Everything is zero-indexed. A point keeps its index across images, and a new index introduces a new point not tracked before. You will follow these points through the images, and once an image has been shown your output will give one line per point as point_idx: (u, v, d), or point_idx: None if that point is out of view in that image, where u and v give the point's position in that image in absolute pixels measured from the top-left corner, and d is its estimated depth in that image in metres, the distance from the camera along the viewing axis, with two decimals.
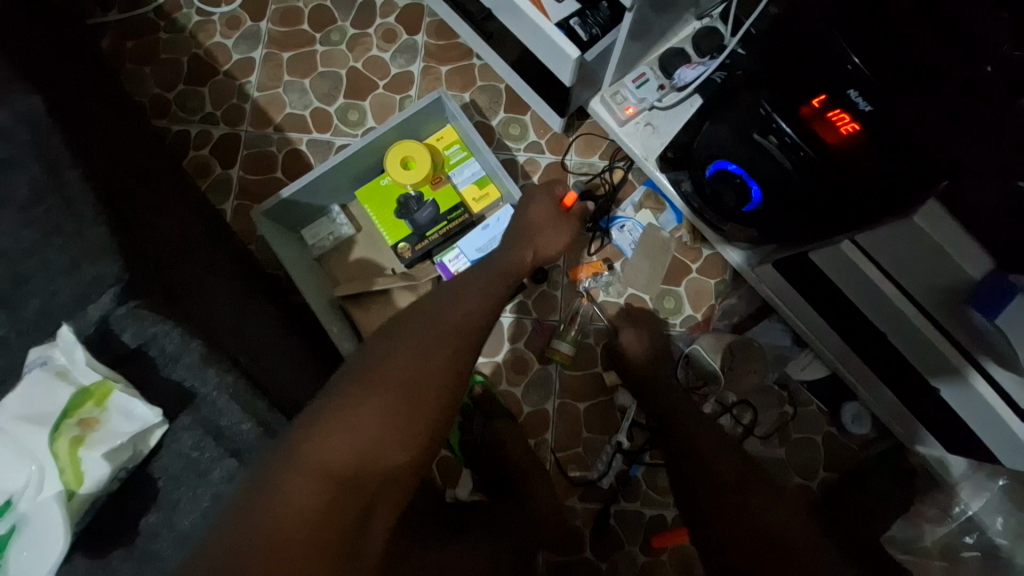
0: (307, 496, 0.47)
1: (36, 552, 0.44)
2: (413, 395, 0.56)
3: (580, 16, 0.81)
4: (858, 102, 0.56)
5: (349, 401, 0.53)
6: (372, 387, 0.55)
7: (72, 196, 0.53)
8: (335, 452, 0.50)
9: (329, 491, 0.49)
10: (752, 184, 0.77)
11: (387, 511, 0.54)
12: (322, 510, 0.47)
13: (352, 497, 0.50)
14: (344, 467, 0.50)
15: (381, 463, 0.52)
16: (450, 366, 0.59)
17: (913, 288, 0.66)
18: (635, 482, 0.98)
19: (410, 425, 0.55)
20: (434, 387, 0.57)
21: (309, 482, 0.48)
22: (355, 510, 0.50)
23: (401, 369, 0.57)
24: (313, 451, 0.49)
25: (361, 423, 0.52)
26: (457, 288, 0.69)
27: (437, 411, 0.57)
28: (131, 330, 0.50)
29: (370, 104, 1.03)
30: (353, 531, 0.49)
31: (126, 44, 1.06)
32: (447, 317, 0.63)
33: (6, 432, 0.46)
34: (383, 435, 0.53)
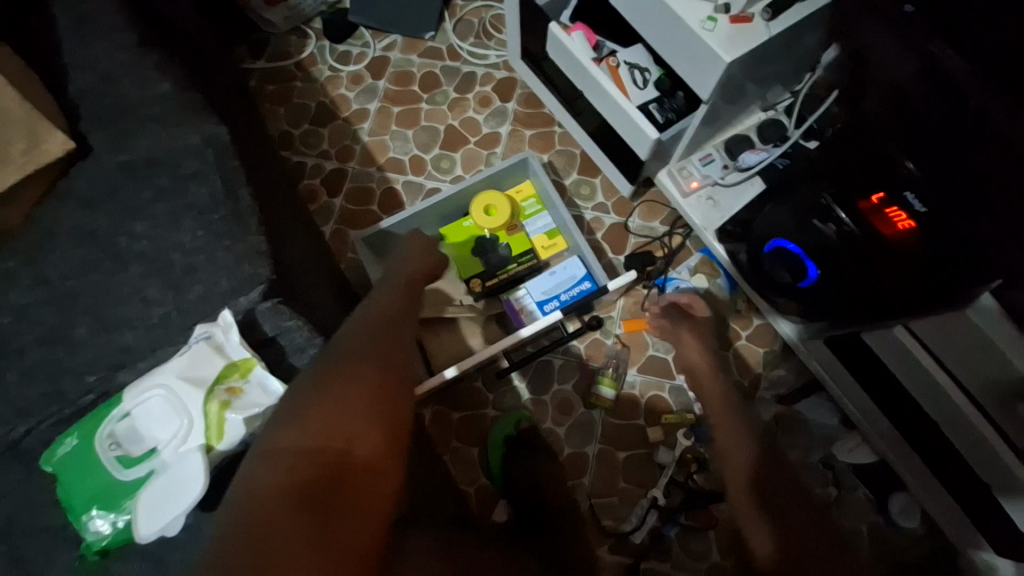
0: (273, 479, 0.51)
1: (174, 490, 0.56)
2: (357, 373, 0.60)
3: (658, 102, 0.93)
4: (913, 203, 0.64)
5: (305, 396, 0.57)
6: (315, 380, 0.59)
7: (239, 208, 0.67)
8: (297, 437, 0.54)
9: (295, 470, 0.52)
10: (809, 262, 0.82)
11: (370, 479, 0.55)
12: (299, 490, 0.51)
13: (328, 473, 0.53)
14: (301, 451, 0.53)
15: (350, 442, 0.55)
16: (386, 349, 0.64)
17: (967, 381, 0.67)
18: (668, 542, 0.98)
19: (361, 401, 0.58)
20: (372, 363, 0.61)
21: (273, 465, 0.52)
22: (328, 487, 0.52)
23: (344, 361, 0.61)
24: (273, 441, 0.54)
25: (308, 411, 0.56)
26: None
27: (386, 382, 0.61)
28: (271, 322, 0.63)
29: (460, 156, 1.18)
30: (330, 500, 0.51)
31: (267, 87, 1.28)
32: (376, 318, 0.69)
33: (169, 389, 0.58)
34: (338, 415, 0.56)
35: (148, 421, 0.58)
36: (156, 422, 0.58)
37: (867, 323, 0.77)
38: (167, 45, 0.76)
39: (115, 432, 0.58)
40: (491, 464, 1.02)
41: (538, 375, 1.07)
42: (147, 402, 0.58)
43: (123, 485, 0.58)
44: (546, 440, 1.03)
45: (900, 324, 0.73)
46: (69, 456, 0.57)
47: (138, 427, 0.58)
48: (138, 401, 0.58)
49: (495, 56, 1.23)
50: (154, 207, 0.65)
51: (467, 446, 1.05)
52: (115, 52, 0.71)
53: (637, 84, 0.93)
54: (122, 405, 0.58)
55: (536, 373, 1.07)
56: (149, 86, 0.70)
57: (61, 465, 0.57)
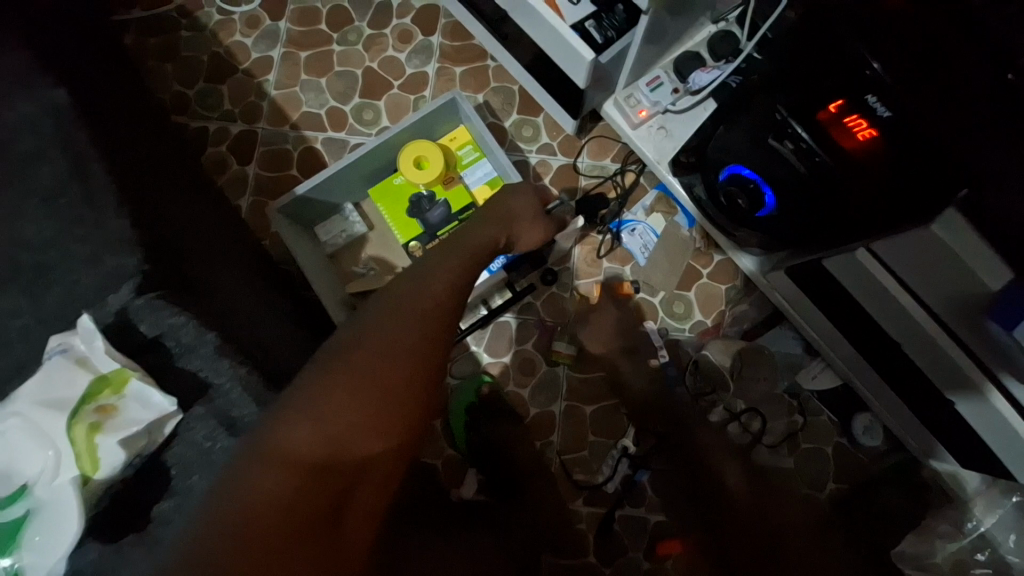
0: (275, 483, 0.44)
1: (49, 537, 0.45)
2: (387, 377, 0.53)
3: (595, 18, 0.81)
4: (876, 108, 0.56)
5: (317, 389, 0.50)
6: (338, 372, 0.51)
7: (93, 188, 0.55)
8: (301, 439, 0.47)
9: (302, 479, 0.46)
10: (766, 189, 0.76)
11: (370, 494, 0.51)
12: (290, 502, 0.44)
13: (324, 484, 0.47)
14: (312, 457, 0.47)
15: (354, 451, 0.50)
16: (416, 343, 0.56)
17: (932, 301, 0.64)
18: (641, 488, 0.96)
19: (380, 411, 0.52)
20: (406, 368, 0.54)
21: (277, 471, 0.45)
22: (329, 500, 0.47)
23: (366, 352, 0.54)
24: (281, 440, 0.46)
25: (329, 413, 0.49)
26: (433, 272, 0.64)
27: (414, 391, 0.54)
28: (148, 320, 0.51)
29: (384, 104, 1.04)
30: (321, 514, 0.46)
31: (147, 41, 1.09)
32: (424, 303, 0.60)
33: (24, 418, 0.47)
34: (353, 422, 0.50)
35: (2, 459, 0.46)
36: (13, 458, 0.46)
37: (831, 249, 0.72)
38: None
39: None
40: (455, 435, 0.97)
41: (496, 338, 1.00)
42: (2, 435, 0.47)
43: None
44: (511, 404, 0.98)
45: (862, 247, 0.67)
46: None
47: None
48: None
49: None
50: None
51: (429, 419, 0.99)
52: None
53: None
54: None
55: (493, 336, 1.00)
56: None
57: None
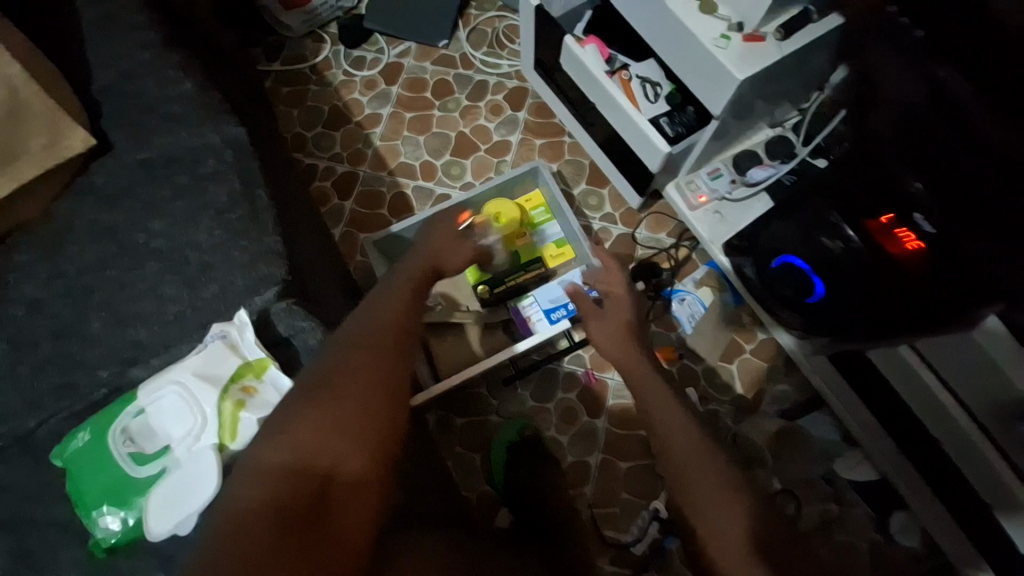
0: (252, 490, 0.51)
1: (185, 491, 0.56)
2: (341, 392, 0.59)
3: (668, 116, 0.94)
4: (922, 224, 0.65)
5: (285, 414, 0.57)
6: (292, 395, 0.58)
7: (257, 210, 0.68)
8: (274, 454, 0.54)
9: (276, 487, 0.52)
10: (815, 279, 0.83)
11: (354, 494, 0.55)
12: (269, 506, 0.51)
13: (301, 488, 0.53)
14: (280, 468, 0.53)
15: (327, 454, 0.55)
16: (369, 356, 0.63)
17: (976, 409, 0.68)
18: (669, 555, 0.97)
19: (341, 421, 0.57)
20: (361, 378, 0.60)
21: (252, 481, 0.52)
22: (308, 503, 0.52)
23: (324, 374, 0.60)
24: (254, 454, 0.54)
25: (292, 429, 0.56)
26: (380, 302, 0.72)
27: (373, 401, 0.59)
28: (284, 323, 0.64)
29: (470, 163, 1.19)
30: (302, 514, 0.51)
31: (281, 89, 1.29)
32: (371, 327, 0.67)
33: (184, 388, 0.59)
34: (314, 437, 0.56)
35: (162, 419, 0.58)
36: (171, 419, 0.58)
37: (874, 343, 0.78)
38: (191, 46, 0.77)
39: (128, 428, 0.58)
40: (493, 472, 1.01)
41: (543, 383, 1.07)
42: (160, 399, 0.58)
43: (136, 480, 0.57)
44: (549, 448, 1.03)
45: (906, 345, 0.73)
46: (83, 449, 0.58)
47: (151, 424, 0.58)
48: (153, 399, 0.58)
49: (508, 66, 1.25)
50: (174, 205, 0.66)
51: (469, 452, 1.04)
52: (139, 52, 0.72)
53: (648, 98, 0.95)
54: (137, 401, 0.58)
55: (540, 382, 1.07)
56: (172, 86, 0.72)
57: (74, 458, 0.58)
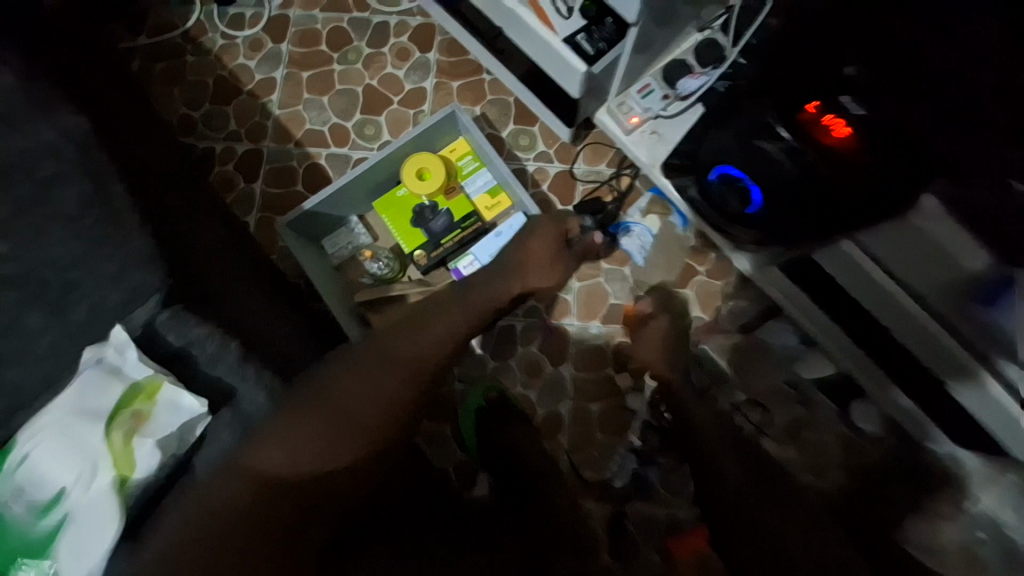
0: (237, 492, 0.50)
1: (90, 535, 0.49)
2: (353, 419, 0.60)
3: (586, 31, 0.84)
4: (851, 107, 0.59)
5: (285, 416, 0.55)
6: (300, 400, 0.57)
7: (116, 209, 0.57)
8: (267, 457, 0.52)
9: (260, 498, 0.50)
10: (753, 187, 0.80)
11: (329, 508, 0.55)
12: (248, 512, 0.49)
13: (284, 495, 0.52)
14: (278, 474, 0.52)
15: (317, 465, 0.55)
16: (386, 385, 0.64)
17: (922, 288, 0.66)
18: (651, 485, 0.96)
19: (346, 436, 0.58)
20: (374, 412, 0.62)
21: (245, 486, 0.50)
22: (290, 509, 0.52)
23: (336, 391, 0.61)
24: (251, 458, 0.51)
25: (297, 434, 0.54)
26: (425, 326, 0.74)
27: (371, 423, 0.61)
28: (175, 332, 0.55)
29: (385, 119, 1.08)
30: (281, 522, 0.50)
31: (153, 66, 1.12)
32: (391, 347, 0.68)
33: (63, 426, 0.51)
34: (319, 444, 0.56)
35: (43, 465, 0.50)
36: (54, 464, 0.50)
37: (821, 242, 0.76)
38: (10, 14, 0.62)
39: (11, 482, 0.50)
40: (467, 439, 0.99)
41: (501, 340, 1.03)
42: (40, 441, 0.50)
43: (35, 541, 0.49)
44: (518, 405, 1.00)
45: (848, 241, 0.71)
46: None
47: (34, 471, 0.50)
48: (31, 443, 0.50)
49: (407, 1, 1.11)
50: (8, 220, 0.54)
51: (437, 424, 1.02)
52: None
53: (560, 14, 0.84)
54: (14, 449, 0.50)
55: (499, 338, 1.03)
56: None
57: None
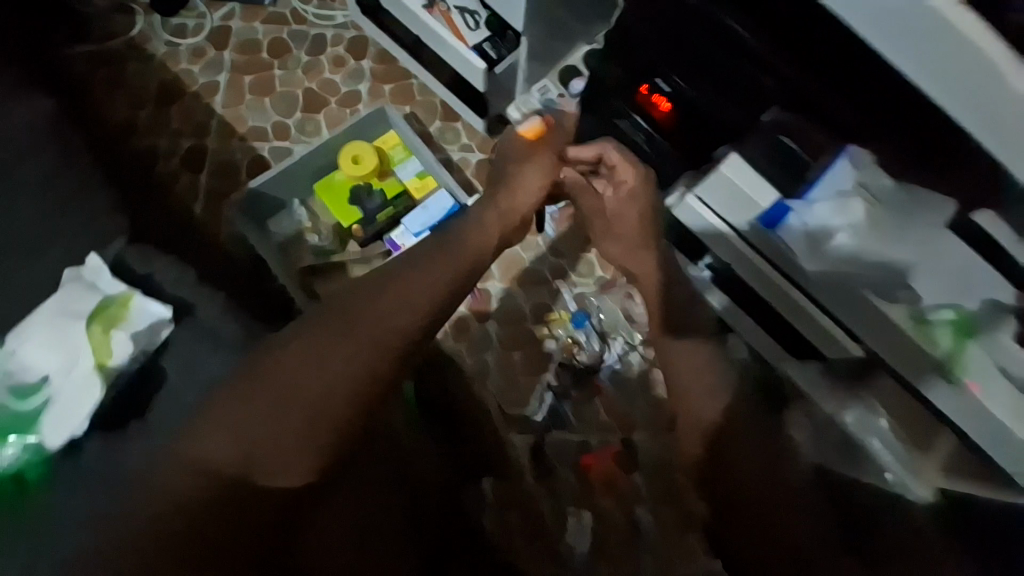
0: (188, 483, 0.54)
1: (73, 408, 0.58)
2: (302, 421, 0.56)
3: (491, 41, 1.04)
4: (662, 86, 0.85)
5: (237, 412, 0.56)
6: (260, 392, 0.57)
7: (84, 171, 0.68)
8: (216, 452, 0.55)
9: (206, 493, 0.54)
10: (623, 159, 0.99)
11: (273, 515, 0.56)
12: (197, 499, 0.54)
13: (229, 490, 0.54)
14: (224, 469, 0.54)
15: (264, 468, 0.55)
16: (339, 390, 0.58)
17: (740, 226, 0.79)
18: (565, 417, 1.13)
19: (291, 440, 0.56)
20: (339, 413, 0.57)
21: (194, 477, 0.54)
22: (234, 505, 0.54)
23: (287, 389, 0.57)
24: (200, 452, 0.55)
25: (246, 433, 0.55)
26: (394, 314, 0.65)
27: (320, 427, 0.57)
28: (137, 265, 0.66)
29: (323, 118, 1.22)
30: (223, 516, 0.54)
31: (96, 71, 1.20)
32: (356, 346, 0.61)
33: (51, 323, 0.60)
34: (268, 444, 0.55)
35: (32, 353, 0.59)
36: (42, 352, 0.59)
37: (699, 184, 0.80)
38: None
39: (5, 367, 0.59)
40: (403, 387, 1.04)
41: None
42: (29, 335, 0.60)
43: (21, 416, 0.58)
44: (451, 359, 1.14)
45: (692, 194, 0.81)
46: None
47: (24, 359, 0.59)
48: (23, 336, 0.60)
49: (341, 16, 1.26)
50: None
51: None
52: None
53: (469, 27, 1.04)
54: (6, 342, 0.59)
55: None
56: None
57: None
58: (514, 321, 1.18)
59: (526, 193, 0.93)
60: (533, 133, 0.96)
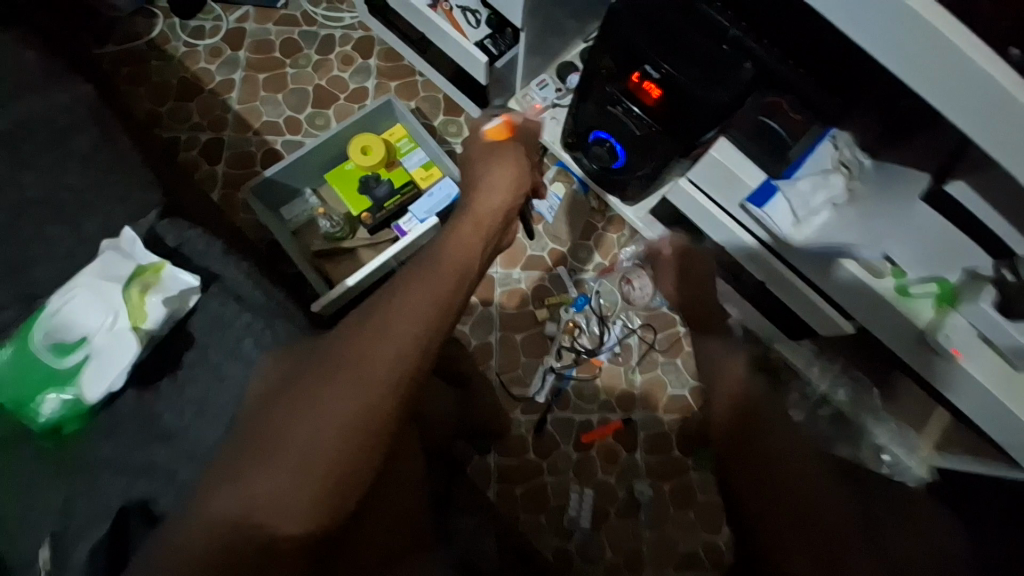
0: (196, 543, 0.49)
1: (112, 366, 0.61)
2: (312, 459, 0.51)
3: (491, 37, 1.11)
4: (651, 71, 0.85)
5: (242, 461, 0.51)
6: (262, 433, 0.52)
7: (118, 150, 0.73)
8: (222, 506, 0.50)
9: (215, 551, 0.49)
10: (618, 145, 1.04)
11: (291, 566, 0.51)
12: (207, 562, 0.49)
13: (240, 548, 0.49)
14: (234, 523, 0.50)
15: (273, 518, 0.49)
16: (347, 416, 0.52)
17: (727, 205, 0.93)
18: (565, 395, 1.17)
19: (301, 484, 0.50)
20: (332, 462, 0.51)
21: (201, 533, 0.49)
22: (248, 564, 0.49)
23: (291, 428, 0.51)
24: (207, 506, 0.50)
25: (252, 482, 0.50)
26: (396, 325, 0.57)
27: (331, 467, 0.51)
28: (171, 234, 0.69)
29: (333, 112, 1.29)
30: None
31: (120, 69, 1.27)
32: (360, 366, 0.54)
33: (88, 287, 0.61)
34: (275, 489, 0.50)
35: (74, 314, 0.61)
36: (82, 313, 0.61)
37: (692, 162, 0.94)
38: (28, 11, 0.79)
39: (46, 328, 0.61)
40: None
41: None
42: (70, 298, 0.61)
43: (59, 374, 0.60)
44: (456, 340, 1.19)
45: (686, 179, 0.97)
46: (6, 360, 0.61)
47: (67, 320, 0.61)
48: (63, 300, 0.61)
49: (349, 17, 1.33)
50: (36, 158, 0.70)
51: None
52: None
53: (471, 25, 1.11)
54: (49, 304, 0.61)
55: None
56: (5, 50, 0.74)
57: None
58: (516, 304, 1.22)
59: (491, 194, 0.77)
60: (496, 133, 0.84)
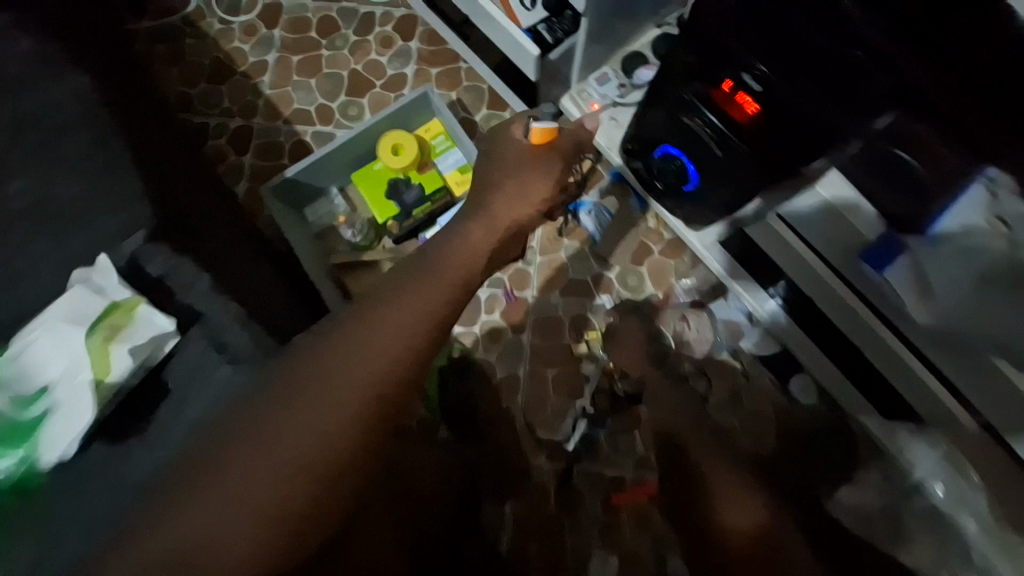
0: None
1: (69, 423, 0.56)
2: (239, 512, 0.42)
3: (546, 22, 0.93)
4: (751, 83, 0.65)
5: (159, 514, 0.43)
6: (187, 478, 0.44)
7: (111, 157, 0.65)
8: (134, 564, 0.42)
9: None
10: (689, 166, 0.84)
11: None
12: None
13: None
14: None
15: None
16: (284, 464, 0.43)
17: (822, 247, 0.75)
18: (597, 444, 1.04)
19: (227, 542, 0.42)
20: (270, 512, 0.42)
21: None
22: None
23: (219, 477, 0.43)
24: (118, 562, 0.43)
25: (169, 539, 0.42)
26: (351, 356, 0.47)
27: (262, 523, 0.42)
28: (154, 262, 0.63)
29: (368, 101, 1.17)
30: None
31: (155, 47, 1.21)
32: (306, 404, 0.45)
33: (51, 330, 0.58)
34: (197, 549, 0.42)
35: (33, 361, 0.57)
36: (44, 361, 0.57)
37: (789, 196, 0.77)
38: None
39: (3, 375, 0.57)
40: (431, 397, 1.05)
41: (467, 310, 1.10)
42: (31, 343, 0.57)
43: (19, 426, 0.56)
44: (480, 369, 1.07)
45: (772, 215, 0.80)
46: None
47: (25, 367, 0.57)
48: (23, 343, 0.57)
49: None
50: (27, 165, 0.64)
51: None
52: None
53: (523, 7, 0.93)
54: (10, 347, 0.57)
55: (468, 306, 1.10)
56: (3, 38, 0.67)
57: None
58: (551, 334, 1.08)
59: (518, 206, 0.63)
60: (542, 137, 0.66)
